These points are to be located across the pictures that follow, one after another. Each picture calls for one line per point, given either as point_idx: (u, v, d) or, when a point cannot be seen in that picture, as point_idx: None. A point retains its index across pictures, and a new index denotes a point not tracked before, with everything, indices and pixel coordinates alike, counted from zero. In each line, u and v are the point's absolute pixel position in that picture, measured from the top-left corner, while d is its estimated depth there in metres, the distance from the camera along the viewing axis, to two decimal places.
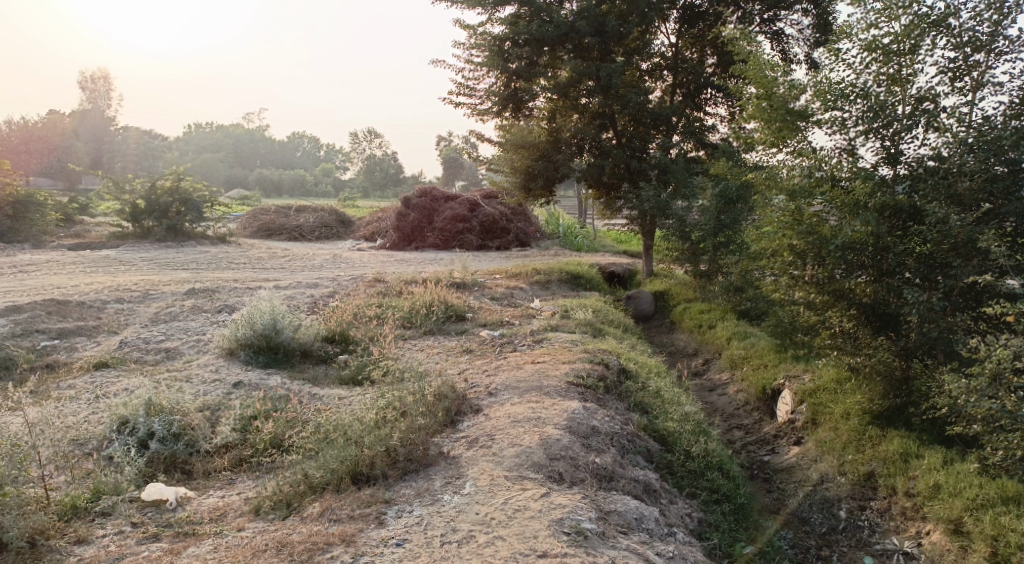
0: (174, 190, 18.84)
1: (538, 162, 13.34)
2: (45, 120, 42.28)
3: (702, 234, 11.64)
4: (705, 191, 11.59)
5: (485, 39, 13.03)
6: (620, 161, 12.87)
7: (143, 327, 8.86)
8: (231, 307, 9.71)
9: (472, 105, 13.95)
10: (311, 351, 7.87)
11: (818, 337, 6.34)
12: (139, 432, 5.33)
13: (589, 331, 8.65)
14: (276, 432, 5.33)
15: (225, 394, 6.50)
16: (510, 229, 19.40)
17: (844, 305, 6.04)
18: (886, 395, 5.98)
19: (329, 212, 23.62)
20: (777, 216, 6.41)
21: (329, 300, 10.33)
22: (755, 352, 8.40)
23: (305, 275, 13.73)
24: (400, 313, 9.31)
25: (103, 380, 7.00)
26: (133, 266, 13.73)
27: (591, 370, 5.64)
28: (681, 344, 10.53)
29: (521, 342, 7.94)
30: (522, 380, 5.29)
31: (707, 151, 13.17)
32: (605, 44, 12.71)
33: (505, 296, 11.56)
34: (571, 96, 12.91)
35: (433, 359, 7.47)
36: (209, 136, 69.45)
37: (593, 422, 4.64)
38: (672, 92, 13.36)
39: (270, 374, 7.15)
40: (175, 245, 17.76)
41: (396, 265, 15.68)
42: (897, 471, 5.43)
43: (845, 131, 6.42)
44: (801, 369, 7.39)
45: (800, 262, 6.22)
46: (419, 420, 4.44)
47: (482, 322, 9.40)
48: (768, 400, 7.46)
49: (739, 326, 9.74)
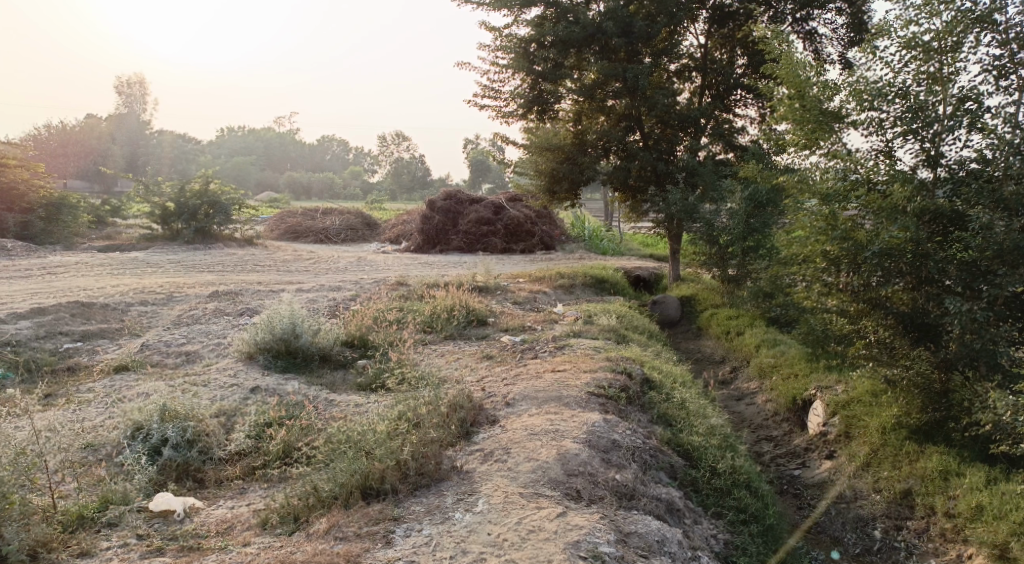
0: (203, 193, 18.86)
1: (563, 164, 13.16)
2: (82, 124, 43.11)
3: (730, 239, 11.37)
4: (734, 194, 11.34)
5: (511, 41, 12.90)
6: (647, 164, 12.63)
7: (165, 330, 8.86)
8: (253, 310, 9.68)
9: (497, 107, 13.82)
10: (330, 355, 7.78)
11: (852, 347, 6.08)
12: (152, 438, 5.25)
13: (613, 338, 8.46)
14: (290, 440, 5.22)
15: (242, 399, 6.42)
16: (535, 231, 19.23)
17: (880, 313, 5.78)
18: (924, 409, 5.70)
19: (355, 214, 23.66)
20: (809, 221, 6.18)
21: (351, 303, 10.27)
22: (785, 361, 8.13)
23: (329, 278, 13.70)
24: (421, 317, 9.21)
25: (121, 384, 6.98)
26: (160, 268, 13.82)
27: (613, 380, 5.44)
28: (708, 351, 10.28)
29: (542, 349, 7.78)
30: (541, 390, 5.11)
31: (736, 154, 12.89)
32: (633, 45, 12.49)
33: (528, 300, 11.40)
34: (597, 98, 12.70)
35: (452, 365, 7.34)
36: (241, 140, 70.36)
37: (614, 435, 4.45)
38: (701, 93, 13.10)
39: (288, 379, 7.07)
40: (202, 247, 17.88)
41: (419, 268, 15.61)
42: (936, 490, 5.17)
43: (881, 133, 6.17)
44: (833, 380, 7.12)
45: (833, 268, 5.97)
46: (431, 433, 4.29)
47: (504, 327, 9.25)
48: (799, 411, 7.20)
49: (769, 333, 9.47)
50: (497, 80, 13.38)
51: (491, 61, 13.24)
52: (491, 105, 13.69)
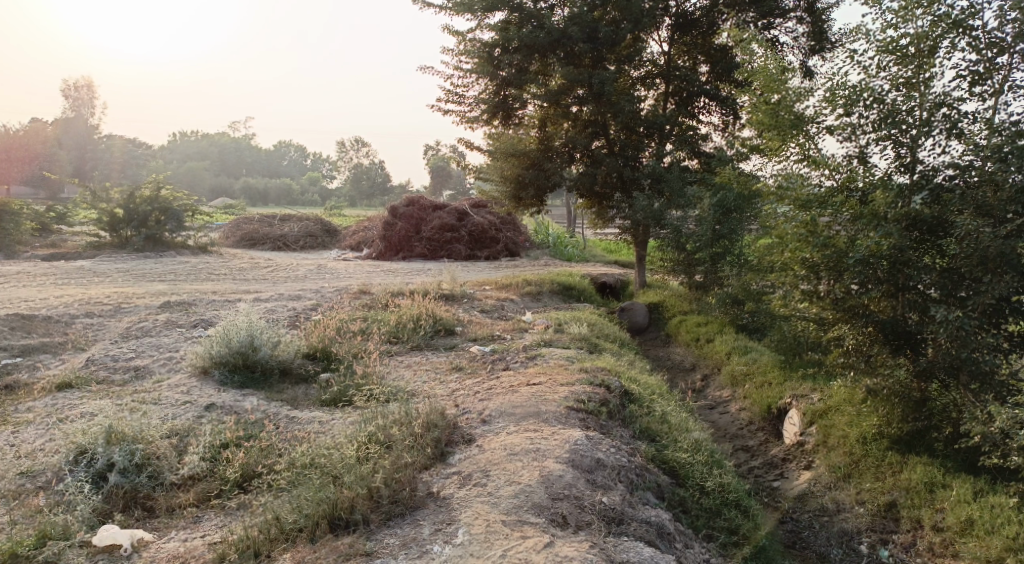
0: (153, 199, 18.23)
1: (529, 170, 12.96)
2: (27, 128, 41.60)
3: (698, 245, 11.30)
4: (702, 201, 11.29)
5: (474, 45, 12.68)
6: (613, 170, 12.47)
7: (113, 343, 8.38)
8: (207, 321, 9.24)
9: (461, 112, 13.58)
10: (291, 369, 7.45)
11: (831, 356, 5.97)
12: (96, 463, 4.89)
13: (584, 347, 8.27)
14: (248, 462, 4.89)
15: (196, 418, 6.05)
16: (499, 238, 19.02)
17: (860, 322, 5.68)
18: (905, 419, 5.61)
19: (314, 221, 23.13)
20: (788, 227, 6.06)
21: (312, 313, 9.89)
22: (757, 368, 8.03)
23: (287, 287, 13.25)
24: (386, 327, 8.90)
25: (64, 403, 6.53)
26: (109, 278, 13.22)
27: (591, 393, 5.22)
28: (678, 358, 10.16)
29: (513, 359, 7.58)
30: (519, 405, 4.86)
31: (702, 160, 12.84)
32: (598, 50, 12.36)
33: (495, 309, 11.17)
34: (562, 103, 12.53)
35: (420, 378, 7.06)
36: (195, 145, 68.83)
37: (598, 454, 4.22)
38: (665, 100, 13.01)
39: (246, 395, 6.71)
40: (153, 255, 17.21)
41: (381, 275, 15.23)
42: (922, 502, 5.07)
43: (856, 138, 6.09)
44: (808, 388, 7.03)
45: (813, 276, 5.85)
46: (405, 456, 4.00)
47: (472, 336, 9.01)
48: (774, 420, 7.10)
49: (740, 340, 9.39)
50: (460, 85, 13.13)
51: (454, 65, 12.99)
52: (454, 110, 13.44)
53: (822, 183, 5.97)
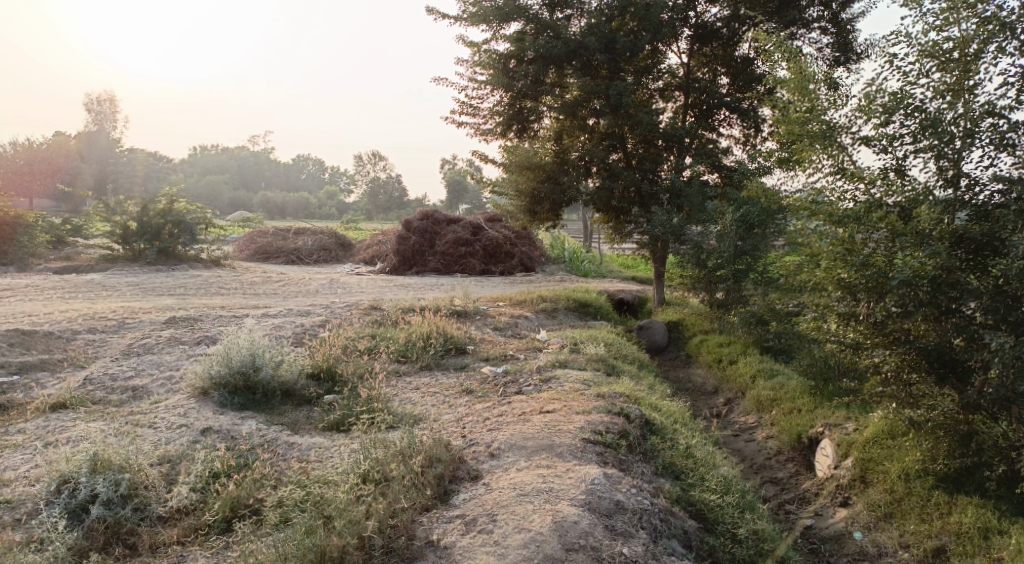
0: (166, 212, 18.08)
1: (545, 184, 12.62)
2: (50, 142, 42.07)
3: (720, 262, 10.90)
4: (724, 216, 10.92)
5: (489, 56, 12.40)
6: (631, 184, 12.10)
7: (113, 361, 8.11)
8: (212, 338, 8.95)
9: (475, 124, 13.29)
10: (294, 390, 7.13)
11: (867, 384, 5.53)
12: (79, 494, 4.58)
13: (601, 369, 7.90)
14: (239, 495, 4.55)
15: (190, 444, 5.73)
16: (514, 253, 18.69)
17: (900, 348, 5.24)
18: (952, 454, 5.16)
19: (328, 234, 22.94)
20: (823, 245, 5.61)
21: (320, 330, 9.59)
22: (785, 393, 7.62)
23: (297, 302, 12.99)
24: (395, 346, 8.58)
25: (56, 425, 6.23)
26: (118, 292, 13.01)
27: (609, 423, 4.83)
28: (699, 381, 9.73)
29: (526, 382, 7.26)
30: (530, 437, 4.47)
31: (723, 174, 12.44)
32: (615, 62, 12.03)
33: (508, 326, 10.82)
34: (579, 116, 12.19)
35: (429, 402, 6.73)
36: (215, 159, 69.36)
37: (617, 496, 3.85)
38: (684, 112, 12.58)
39: (245, 418, 6.38)
40: (165, 268, 17.02)
41: (394, 290, 14.95)
42: (976, 549, 4.69)
43: (893, 149, 5.70)
44: (841, 416, 6.60)
45: (850, 298, 5.39)
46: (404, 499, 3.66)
47: (484, 356, 8.65)
48: (805, 450, 6.68)
49: (765, 362, 8.96)
50: (475, 97, 12.85)
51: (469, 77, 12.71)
52: (469, 122, 13.16)
53: (858, 198, 5.56)
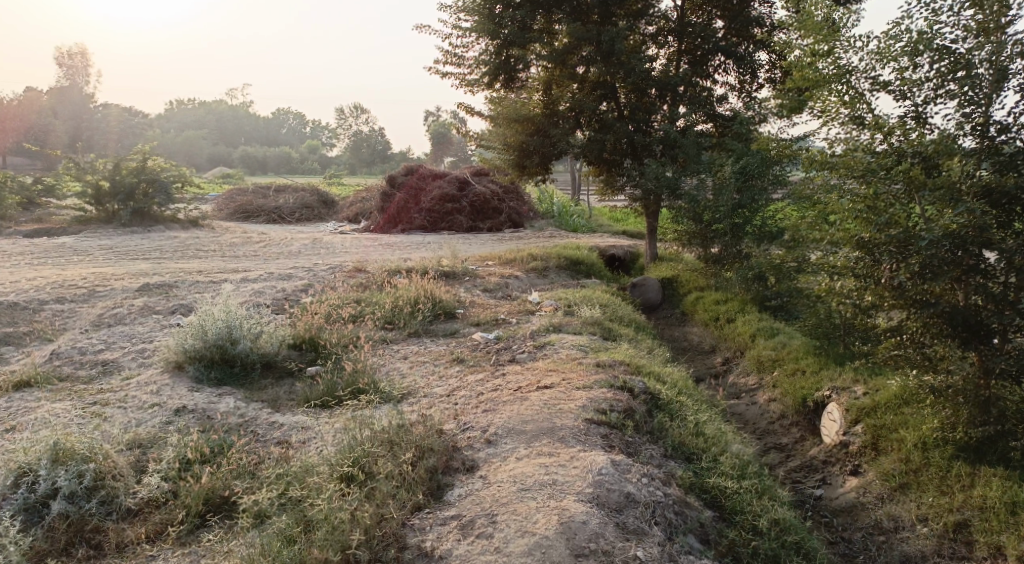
0: (140, 171, 17.41)
1: (533, 137, 12.09)
2: (21, 98, 40.64)
3: (716, 216, 10.50)
4: (721, 169, 10.52)
5: (473, 2, 11.74)
6: (623, 136, 11.59)
7: (82, 333, 7.67)
8: (188, 306, 8.51)
9: (460, 75, 12.69)
10: (275, 362, 6.76)
11: (882, 347, 5.21)
12: (39, 488, 4.24)
13: (597, 333, 7.59)
14: (214, 486, 4.25)
15: (162, 425, 5.37)
16: (502, 209, 18.23)
17: (920, 312, 4.85)
18: (973, 422, 4.81)
19: (311, 191, 22.30)
20: (843, 203, 5.19)
21: (302, 296, 9.17)
22: (788, 354, 7.36)
23: (279, 264, 12.53)
24: (382, 311, 8.20)
25: (18, 406, 5.83)
26: (90, 256, 12.48)
27: (612, 400, 4.53)
28: (696, 340, 9.44)
29: (519, 348, 6.96)
30: (529, 420, 4.20)
31: (718, 124, 11.91)
32: (606, 6, 11.41)
33: (498, 287, 10.45)
34: (568, 65, 11.62)
35: (418, 374, 6.40)
36: (193, 114, 67.62)
37: (627, 488, 3.66)
38: (677, 59, 12.02)
39: (222, 394, 6.01)
40: (140, 230, 16.42)
41: (379, 250, 14.50)
42: (1002, 525, 4.45)
43: (914, 95, 5.29)
44: (850, 379, 6.27)
45: (869, 260, 4.96)
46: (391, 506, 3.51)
47: (475, 321, 8.29)
48: (810, 415, 6.38)
49: (764, 321, 8.67)
50: (460, 46, 12.21)
51: (453, 24, 12.07)
52: (453, 73, 12.54)
53: (877, 148, 5.12)
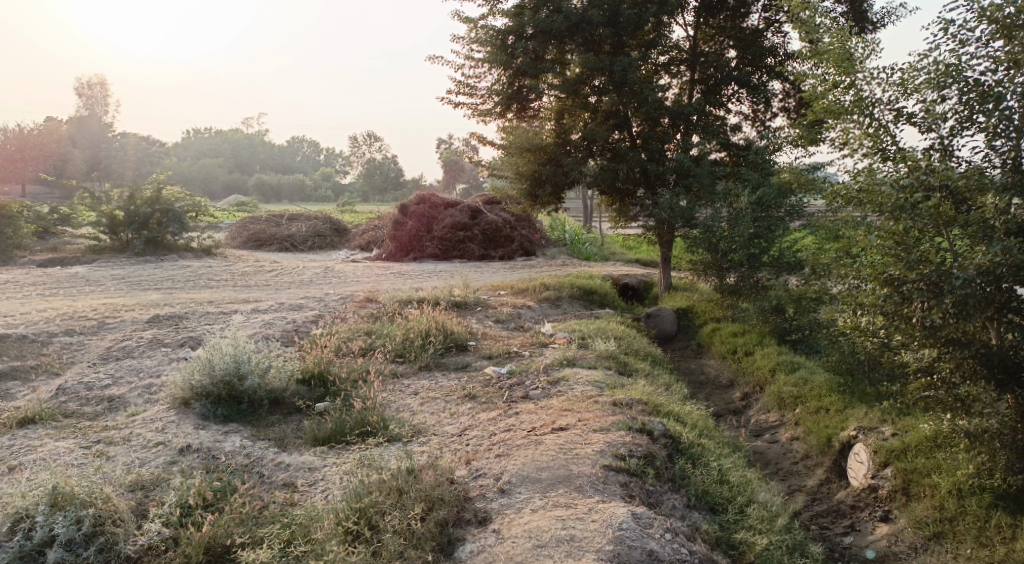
0: (153, 200, 17.46)
1: (546, 166, 12.00)
2: (41, 128, 41.26)
3: (731, 246, 10.32)
4: (736, 199, 10.40)
5: (486, 32, 11.74)
6: (636, 165, 11.48)
7: (89, 367, 7.56)
8: (197, 339, 8.40)
9: (472, 105, 12.67)
10: (283, 399, 6.61)
11: (912, 388, 5.02)
12: (36, 535, 4.10)
13: (613, 368, 7.41)
14: (216, 534, 4.08)
15: (166, 466, 5.22)
16: (514, 237, 18.15)
17: (954, 352, 4.64)
18: (1013, 469, 4.60)
19: (323, 219, 22.32)
20: (870, 239, 5.02)
21: (312, 327, 9.05)
22: (810, 391, 7.16)
23: (290, 294, 12.44)
24: (392, 344, 8.05)
25: (20, 444, 5.69)
26: (102, 286, 12.43)
27: (632, 445, 4.39)
28: (713, 373, 9.23)
29: (533, 384, 6.80)
30: (545, 467, 4.07)
31: (732, 153, 11.79)
32: (619, 36, 11.37)
33: (511, 318, 10.30)
34: (580, 94, 11.56)
35: (430, 411, 6.25)
36: (209, 143, 68.43)
37: (650, 544, 3.51)
38: (690, 88, 11.95)
39: (228, 432, 5.86)
40: (153, 259, 16.42)
41: (391, 279, 14.40)
42: None
43: (939, 128, 5.17)
44: (876, 419, 6.11)
45: (897, 297, 4.75)
46: None
47: (487, 354, 8.14)
48: (836, 456, 6.16)
49: (784, 355, 8.46)
50: (472, 75, 12.21)
51: (465, 54, 12.08)
52: (465, 103, 12.53)
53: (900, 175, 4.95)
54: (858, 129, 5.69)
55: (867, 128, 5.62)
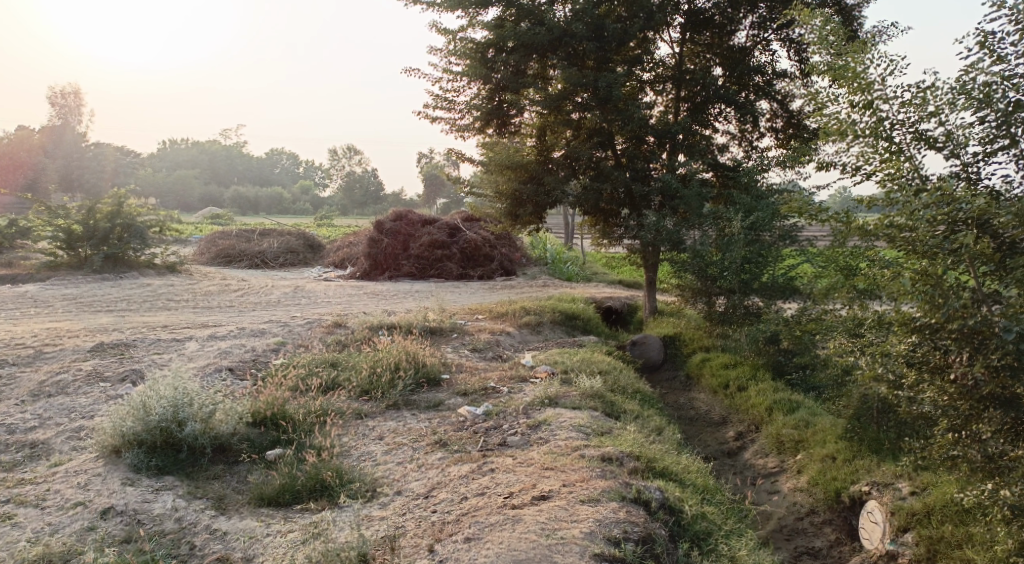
0: (115, 215, 16.56)
1: (527, 185, 11.36)
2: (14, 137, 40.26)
3: (722, 273, 9.76)
4: (728, 222, 9.88)
5: (465, 44, 11.14)
6: (621, 185, 10.86)
7: (16, 406, 6.75)
8: (140, 372, 7.58)
9: (450, 119, 12.04)
10: (229, 445, 5.83)
11: (938, 449, 4.47)
12: None
13: (599, 410, 6.75)
14: None
15: (82, 532, 4.50)
16: (494, 255, 17.51)
17: (995, 413, 4.07)
18: None
19: (296, 235, 21.47)
20: (898, 280, 4.34)
21: (272, 358, 8.30)
22: (815, 437, 6.58)
23: (252, 317, 11.64)
24: (357, 379, 7.31)
25: None
26: (50, 308, 11.55)
27: (627, 525, 3.84)
28: (703, 409, 8.58)
29: (511, 429, 6.13)
30: (524, 557, 3.48)
31: (720, 174, 11.23)
32: (603, 51, 10.81)
33: (488, 346, 9.61)
34: (563, 110, 10.97)
35: (395, 461, 5.55)
36: (186, 155, 67.31)
37: None
38: (676, 106, 11.34)
39: (161, 490, 5.11)
40: (112, 277, 15.52)
41: (364, 301, 13.67)
42: None
43: (966, 154, 4.59)
44: (891, 474, 5.61)
45: (931, 346, 4.20)
46: None
47: (462, 390, 7.42)
48: (847, 513, 5.68)
49: (781, 392, 7.86)
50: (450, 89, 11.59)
51: (442, 66, 11.47)
52: (443, 117, 11.90)
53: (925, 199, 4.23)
54: (876, 153, 4.99)
55: (885, 153, 4.93)
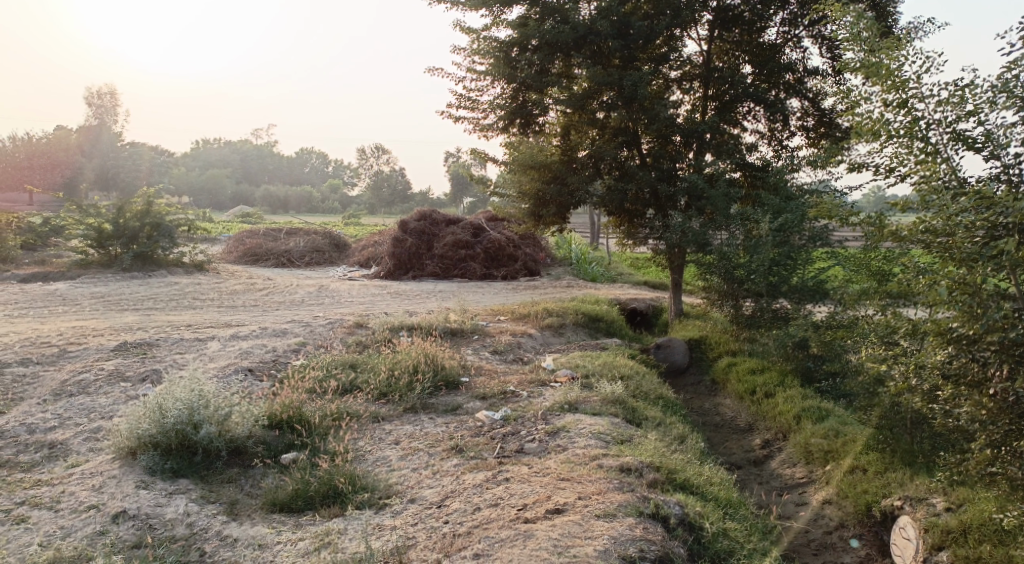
0: (144, 214, 16.72)
1: (550, 185, 11.21)
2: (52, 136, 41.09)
3: (749, 276, 9.54)
4: (756, 224, 9.65)
5: (489, 43, 11.02)
6: (646, 185, 10.67)
7: (39, 405, 6.79)
8: (161, 373, 7.59)
9: (474, 119, 11.94)
10: (244, 448, 5.78)
11: (975, 465, 4.27)
12: None
13: (620, 416, 6.60)
14: None
15: (94, 536, 4.47)
16: (518, 256, 17.37)
17: None
18: None
19: (322, 235, 21.54)
20: (933, 288, 4.12)
21: (292, 359, 8.27)
22: (845, 448, 6.36)
23: (275, 317, 11.64)
24: (375, 381, 7.24)
25: None
26: (78, 307, 11.66)
27: (643, 543, 3.72)
28: (729, 416, 8.36)
29: (529, 435, 6.00)
30: None
31: (749, 174, 10.97)
32: (629, 49, 10.63)
33: (510, 349, 9.49)
34: (588, 110, 10.80)
35: (411, 467, 5.45)
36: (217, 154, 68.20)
37: None
38: (704, 104, 11.09)
39: (174, 493, 5.06)
40: (140, 275, 15.68)
41: (387, 301, 13.62)
42: None
43: (1007, 154, 4.36)
44: (925, 488, 5.39)
45: (968, 359, 4.00)
46: None
47: (481, 394, 7.30)
48: (877, 528, 5.47)
49: (810, 400, 7.63)
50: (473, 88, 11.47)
51: (466, 66, 11.36)
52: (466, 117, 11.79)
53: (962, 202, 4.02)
54: (911, 155, 4.75)
55: (920, 153, 4.69)
